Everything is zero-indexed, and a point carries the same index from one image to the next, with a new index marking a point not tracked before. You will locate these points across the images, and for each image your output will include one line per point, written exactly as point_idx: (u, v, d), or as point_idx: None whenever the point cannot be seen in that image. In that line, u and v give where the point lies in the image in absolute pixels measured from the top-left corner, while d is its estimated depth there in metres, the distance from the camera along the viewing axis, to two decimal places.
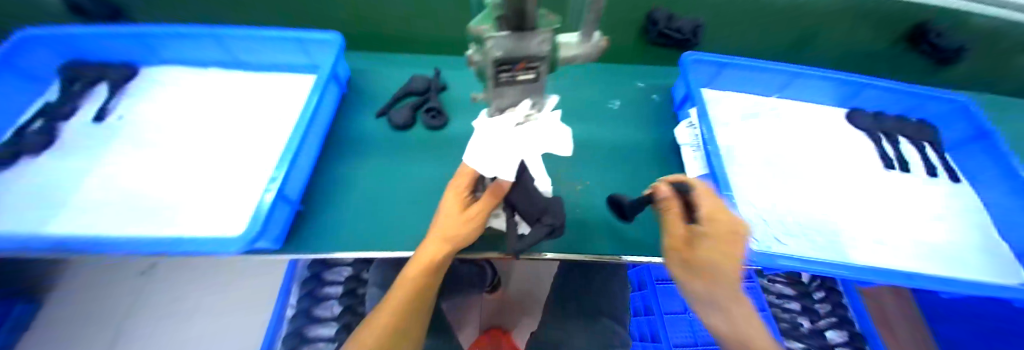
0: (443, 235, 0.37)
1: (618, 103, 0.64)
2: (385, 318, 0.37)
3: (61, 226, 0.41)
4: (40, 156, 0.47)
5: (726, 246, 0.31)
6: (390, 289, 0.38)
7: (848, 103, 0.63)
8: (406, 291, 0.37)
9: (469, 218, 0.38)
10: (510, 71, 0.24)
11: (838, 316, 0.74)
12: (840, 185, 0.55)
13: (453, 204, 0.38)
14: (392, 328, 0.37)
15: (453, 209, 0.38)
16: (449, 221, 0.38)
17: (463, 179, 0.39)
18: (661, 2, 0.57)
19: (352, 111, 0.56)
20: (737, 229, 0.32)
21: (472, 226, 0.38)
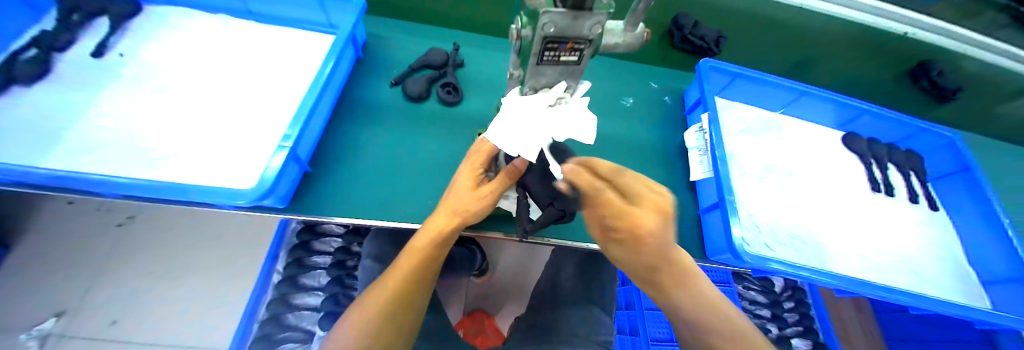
0: (453, 209, 0.37)
1: (630, 101, 0.64)
2: (388, 288, 0.36)
3: (57, 163, 0.39)
4: (35, 88, 0.45)
5: (637, 259, 0.29)
6: (396, 257, 0.39)
7: (845, 127, 0.66)
8: (413, 262, 0.38)
9: (481, 195, 0.36)
10: (555, 50, 0.24)
11: (804, 326, 0.78)
12: (835, 204, 0.57)
13: (467, 178, 0.38)
14: (395, 297, 0.36)
15: (467, 184, 0.37)
16: (461, 196, 0.37)
17: (480, 155, 0.38)
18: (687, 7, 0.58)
19: (366, 78, 0.55)
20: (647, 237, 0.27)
21: (485, 204, 0.37)
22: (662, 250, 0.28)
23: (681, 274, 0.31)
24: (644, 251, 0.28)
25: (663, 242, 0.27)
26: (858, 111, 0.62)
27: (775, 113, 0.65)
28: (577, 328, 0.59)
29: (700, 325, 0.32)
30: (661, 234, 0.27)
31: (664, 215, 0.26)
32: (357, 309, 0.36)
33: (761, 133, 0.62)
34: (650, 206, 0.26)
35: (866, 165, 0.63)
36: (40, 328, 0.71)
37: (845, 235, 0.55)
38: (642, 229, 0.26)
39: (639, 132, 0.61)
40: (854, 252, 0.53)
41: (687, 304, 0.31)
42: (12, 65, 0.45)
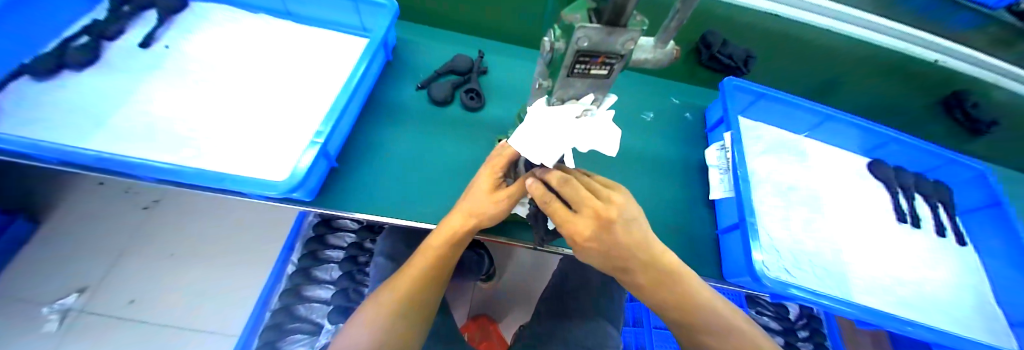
0: (469, 210, 0.37)
1: (650, 116, 0.64)
2: (403, 286, 0.37)
3: (102, 145, 0.41)
4: (86, 72, 0.48)
5: (597, 259, 0.32)
6: (412, 255, 0.40)
7: (869, 154, 0.65)
8: (428, 260, 0.38)
9: (497, 199, 0.36)
10: (586, 64, 0.24)
11: None
12: (857, 233, 0.56)
13: (485, 182, 0.37)
14: (409, 293, 0.37)
15: (485, 187, 0.37)
16: (478, 198, 0.37)
17: (500, 159, 0.37)
18: (716, 26, 0.59)
19: (393, 79, 0.57)
20: (586, 242, 0.30)
21: (501, 207, 0.37)
22: (612, 252, 0.30)
23: (650, 276, 0.32)
24: (587, 250, 0.32)
25: (608, 244, 0.30)
26: (884, 138, 0.60)
27: (800, 136, 0.64)
28: (584, 338, 0.58)
29: (676, 318, 0.35)
30: (603, 238, 0.29)
31: (602, 221, 0.29)
32: (372, 304, 0.37)
33: (783, 155, 0.61)
34: (589, 214, 0.29)
35: (891, 194, 0.61)
36: (62, 303, 0.74)
37: (867, 264, 0.53)
38: (579, 232, 0.30)
39: (657, 146, 0.61)
40: (875, 283, 0.52)
41: (660, 302, 0.34)
42: (67, 49, 0.48)
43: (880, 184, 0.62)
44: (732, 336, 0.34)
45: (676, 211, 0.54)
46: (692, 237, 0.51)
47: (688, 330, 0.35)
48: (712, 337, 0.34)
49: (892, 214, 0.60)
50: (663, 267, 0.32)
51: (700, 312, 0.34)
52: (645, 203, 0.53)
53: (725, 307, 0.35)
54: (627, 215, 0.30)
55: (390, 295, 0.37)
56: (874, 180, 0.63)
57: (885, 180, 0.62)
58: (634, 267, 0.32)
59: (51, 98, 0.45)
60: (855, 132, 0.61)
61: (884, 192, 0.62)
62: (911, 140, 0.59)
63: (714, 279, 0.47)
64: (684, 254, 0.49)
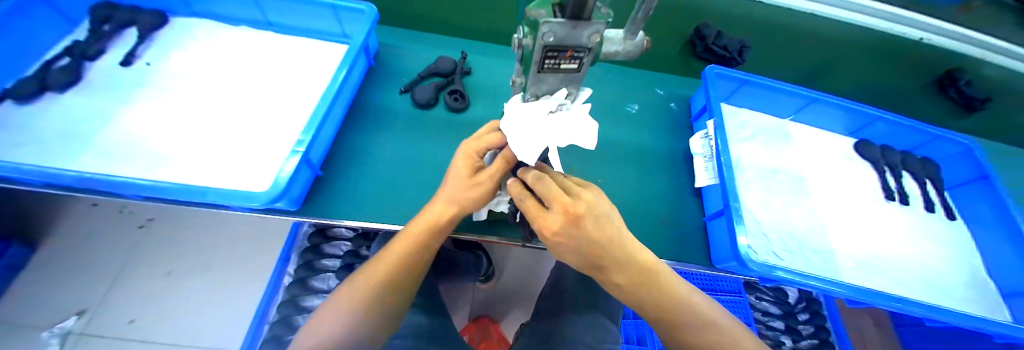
0: (450, 196, 0.37)
1: (635, 108, 0.65)
2: (376, 275, 0.36)
3: (85, 167, 0.41)
4: (67, 94, 0.47)
5: (572, 256, 0.32)
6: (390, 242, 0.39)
7: (855, 134, 0.65)
8: (405, 242, 0.37)
9: (478, 182, 0.36)
10: (555, 58, 0.25)
11: (820, 339, 0.76)
12: (846, 213, 0.56)
13: (463, 167, 0.36)
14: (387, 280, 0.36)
15: (463, 173, 0.36)
16: (458, 185, 0.37)
17: (477, 143, 0.36)
18: (708, 18, 0.60)
19: (375, 85, 0.57)
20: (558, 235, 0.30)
21: (482, 191, 0.37)
22: (583, 247, 0.30)
23: (628, 274, 0.32)
24: (558, 247, 0.32)
25: (579, 240, 0.30)
26: (869, 118, 0.61)
27: (785, 120, 0.64)
28: (580, 331, 0.59)
29: (656, 315, 0.34)
30: (573, 234, 0.29)
31: (570, 217, 0.29)
32: (343, 292, 0.36)
33: (769, 140, 0.61)
34: (558, 211, 0.29)
35: (878, 172, 0.62)
36: (62, 326, 0.74)
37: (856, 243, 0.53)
38: (549, 227, 0.30)
39: (643, 137, 0.61)
40: (865, 262, 0.52)
41: (638, 299, 0.34)
42: (47, 72, 0.47)
43: (868, 165, 0.63)
44: (708, 329, 0.34)
45: (664, 200, 0.54)
46: (680, 225, 0.52)
47: (668, 326, 0.34)
48: (694, 332, 0.34)
49: (880, 192, 0.60)
50: (640, 264, 0.32)
51: (677, 305, 0.34)
52: (632, 194, 0.54)
53: (705, 303, 0.36)
54: (597, 212, 0.30)
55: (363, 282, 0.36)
56: (862, 160, 0.63)
57: (871, 159, 0.63)
58: (609, 264, 0.31)
59: (32, 122, 0.44)
60: (840, 113, 0.61)
61: (871, 171, 0.62)
62: (894, 118, 0.59)
63: (702, 266, 0.48)
64: (672, 243, 0.49)
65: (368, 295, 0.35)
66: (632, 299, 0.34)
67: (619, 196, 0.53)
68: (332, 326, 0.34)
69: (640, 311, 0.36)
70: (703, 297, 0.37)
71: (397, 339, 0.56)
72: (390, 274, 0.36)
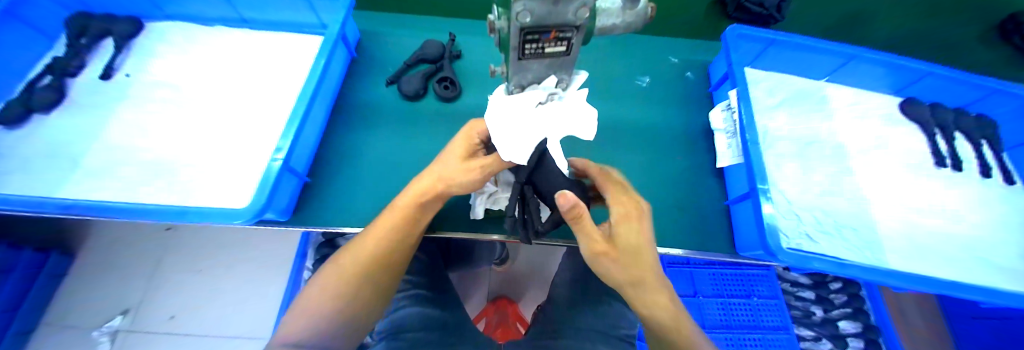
0: (439, 175, 0.34)
1: (647, 81, 0.57)
2: (365, 251, 0.34)
3: (77, 190, 0.40)
4: (53, 115, 0.46)
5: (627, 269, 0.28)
6: (379, 215, 0.36)
7: (899, 92, 0.56)
8: (396, 217, 0.35)
9: (468, 168, 0.33)
10: (537, 42, 0.20)
11: (854, 307, 0.73)
12: (892, 186, 0.50)
13: (460, 147, 0.34)
14: (377, 255, 0.34)
15: (457, 152, 0.34)
16: (450, 164, 0.34)
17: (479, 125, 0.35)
18: None
19: (361, 78, 0.53)
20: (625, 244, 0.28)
21: (472, 177, 0.33)
22: (638, 257, 0.28)
23: (651, 283, 0.29)
24: (621, 235, 0.28)
25: (636, 247, 0.28)
26: (917, 73, 0.51)
27: (820, 83, 0.56)
28: (597, 318, 0.58)
29: (660, 333, 0.30)
30: (636, 241, 0.28)
31: (632, 221, 0.29)
32: (327, 272, 0.33)
33: (803, 106, 0.54)
34: (621, 215, 0.29)
35: (929, 135, 0.54)
36: (110, 325, 0.74)
37: (902, 220, 0.47)
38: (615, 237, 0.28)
39: (658, 114, 0.55)
40: (915, 240, 0.45)
41: (643, 309, 0.30)
42: (32, 93, 0.46)
43: (916, 127, 0.55)
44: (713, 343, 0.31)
45: (680, 182, 0.49)
46: (698, 210, 0.47)
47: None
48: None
49: (930, 159, 0.52)
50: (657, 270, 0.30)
51: (686, 327, 0.29)
52: (645, 181, 0.49)
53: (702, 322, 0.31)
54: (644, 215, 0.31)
55: (351, 257, 0.33)
56: (909, 122, 0.55)
57: (920, 120, 0.55)
58: (636, 266, 0.28)
59: (18, 147, 0.43)
60: (884, 71, 0.53)
61: (919, 135, 0.54)
62: (952, 74, 0.49)
63: (725, 255, 0.44)
64: (688, 231, 0.45)
65: (355, 271, 0.32)
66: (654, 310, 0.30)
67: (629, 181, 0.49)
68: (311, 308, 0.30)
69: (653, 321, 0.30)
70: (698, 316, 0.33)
71: (409, 333, 0.53)
72: (380, 251, 0.34)
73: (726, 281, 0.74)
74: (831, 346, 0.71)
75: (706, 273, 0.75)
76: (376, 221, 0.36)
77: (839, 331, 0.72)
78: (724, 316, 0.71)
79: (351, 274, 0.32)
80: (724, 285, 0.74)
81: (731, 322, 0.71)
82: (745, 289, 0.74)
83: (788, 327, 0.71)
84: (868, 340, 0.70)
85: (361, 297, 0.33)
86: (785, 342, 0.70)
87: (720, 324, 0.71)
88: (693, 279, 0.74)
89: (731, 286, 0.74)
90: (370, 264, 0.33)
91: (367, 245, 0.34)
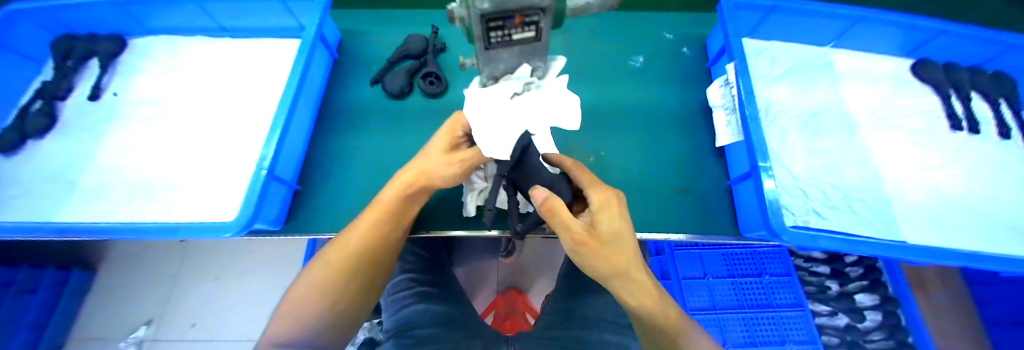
0: (422, 170, 0.34)
1: (641, 60, 0.55)
2: (351, 247, 0.34)
3: (74, 212, 0.41)
4: (47, 140, 0.46)
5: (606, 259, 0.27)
6: (364, 211, 0.37)
7: (912, 53, 0.53)
8: (380, 212, 0.35)
9: (451, 161, 0.32)
10: (501, 29, 0.18)
11: (871, 279, 0.71)
12: (908, 154, 0.47)
13: (441, 141, 0.34)
14: (361, 250, 0.34)
15: (440, 146, 0.33)
16: (432, 158, 0.33)
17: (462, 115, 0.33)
18: None
19: (346, 79, 0.52)
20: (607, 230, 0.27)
21: (456, 170, 0.33)
22: (620, 245, 0.27)
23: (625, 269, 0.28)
24: (602, 223, 0.27)
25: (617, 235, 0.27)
26: (930, 32, 0.48)
27: (826, 49, 0.53)
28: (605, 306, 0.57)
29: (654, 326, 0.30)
30: (617, 228, 0.27)
31: (611, 209, 0.28)
32: (313, 268, 0.34)
33: (807, 75, 0.51)
34: (599, 202, 0.28)
35: (943, 96, 0.51)
36: (134, 336, 0.76)
37: (922, 188, 0.44)
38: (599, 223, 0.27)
39: (654, 95, 0.52)
40: (936, 207, 0.42)
41: (638, 304, 0.30)
42: (24, 120, 0.46)
43: (929, 90, 0.51)
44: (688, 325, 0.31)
45: (678, 165, 0.47)
46: (699, 193, 0.45)
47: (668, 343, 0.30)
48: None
49: (946, 122, 0.49)
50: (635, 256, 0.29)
51: (674, 314, 0.31)
52: (642, 166, 0.47)
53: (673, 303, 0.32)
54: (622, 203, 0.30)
55: (336, 254, 0.34)
56: (923, 84, 0.52)
57: (933, 82, 0.51)
58: (619, 255, 0.27)
59: (14, 173, 0.43)
60: (896, 31, 0.49)
61: (935, 97, 0.51)
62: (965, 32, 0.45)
63: (728, 237, 0.42)
64: (688, 214, 0.44)
65: (340, 267, 0.33)
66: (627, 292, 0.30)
67: (625, 167, 0.47)
68: (298, 307, 0.31)
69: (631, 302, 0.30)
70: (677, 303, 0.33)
71: (415, 330, 0.53)
72: (364, 246, 0.34)
73: (736, 260, 0.73)
74: (847, 320, 0.70)
75: (715, 253, 0.74)
76: (360, 218, 0.36)
77: (855, 305, 0.70)
78: (736, 297, 0.70)
79: (334, 270, 0.33)
80: (735, 264, 0.73)
81: (743, 301, 0.70)
82: (757, 267, 0.72)
83: (802, 303, 0.69)
84: (885, 313, 0.68)
85: (344, 295, 0.33)
86: (802, 318, 0.68)
87: (731, 304, 0.70)
88: (702, 260, 0.73)
89: (742, 265, 0.72)
90: (354, 260, 0.34)
91: (351, 243, 0.34)
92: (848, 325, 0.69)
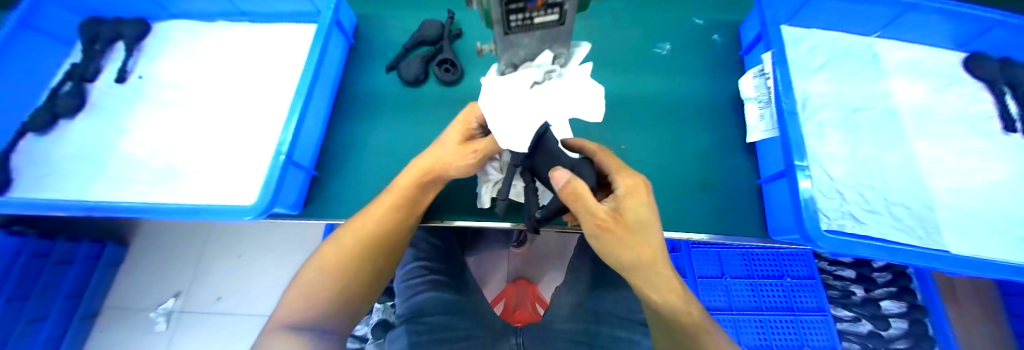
0: (434, 162, 0.34)
1: (667, 48, 0.51)
2: (363, 230, 0.34)
3: (105, 191, 0.42)
4: (77, 119, 0.48)
5: (628, 248, 0.26)
6: (380, 195, 0.37)
7: (962, 45, 0.47)
8: (394, 196, 0.35)
9: (463, 154, 0.32)
10: (522, 11, 0.17)
11: (898, 286, 0.67)
12: (972, 155, 0.42)
13: (456, 132, 0.33)
14: (371, 235, 0.34)
15: (454, 137, 0.32)
16: (447, 149, 0.33)
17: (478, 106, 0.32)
18: None
19: (362, 65, 0.52)
20: (631, 218, 0.25)
21: (466, 163, 0.32)
22: (644, 235, 0.26)
23: (648, 265, 0.27)
24: (628, 209, 0.25)
25: (641, 223, 0.25)
26: (983, 24, 0.43)
27: (871, 39, 0.49)
28: (615, 303, 0.56)
29: (676, 322, 0.29)
30: (642, 217, 0.26)
31: (637, 195, 0.26)
32: (324, 250, 0.35)
33: (851, 67, 0.47)
34: (626, 188, 0.26)
35: (998, 95, 0.45)
36: (164, 307, 0.81)
37: (983, 194, 0.39)
38: (625, 210, 0.25)
39: (680, 85, 0.49)
40: (995, 215, 0.38)
41: (659, 299, 0.29)
42: (55, 99, 0.48)
43: (982, 86, 0.45)
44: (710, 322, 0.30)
45: (703, 161, 0.45)
46: (725, 191, 0.43)
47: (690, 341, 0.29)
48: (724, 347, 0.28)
49: (998, 123, 0.43)
50: (660, 250, 0.27)
51: (696, 312, 0.30)
52: (665, 162, 0.45)
53: (695, 305, 0.30)
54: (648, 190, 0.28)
55: (349, 237, 0.34)
56: (973, 81, 0.46)
57: (986, 78, 0.45)
58: (642, 244, 0.26)
59: (47, 152, 0.45)
60: (946, 23, 0.44)
61: (986, 94, 0.45)
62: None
63: (755, 240, 0.40)
64: (711, 213, 0.42)
65: (351, 254, 0.34)
66: (648, 286, 0.29)
67: (646, 161, 0.45)
68: (310, 287, 0.32)
69: (654, 295, 0.29)
70: (698, 305, 0.31)
71: (426, 317, 0.53)
72: (375, 231, 0.35)
73: (756, 261, 0.70)
74: (871, 327, 0.66)
75: (734, 253, 0.71)
76: (375, 203, 0.36)
77: (880, 312, 0.66)
78: (754, 299, 0.68)
79: (346, 252, 0.34)
80: (755, 265, 0.70)
81: (761, 304, 0.67)
82: (778, 269, 0.70)
83: (824, 308, 0.66)
84: (913, 321, 0.65)
85: (355, 276, 0.34)
86: (824, 324, 0.66)
87: (748, 306, 0.67)
88: (720, 260, 0.71)
89: (762, 266, 0.70)
90: (366, 243, 0.34)
91: (366, 223, 0.35)
92: (872, 332, 0.66)
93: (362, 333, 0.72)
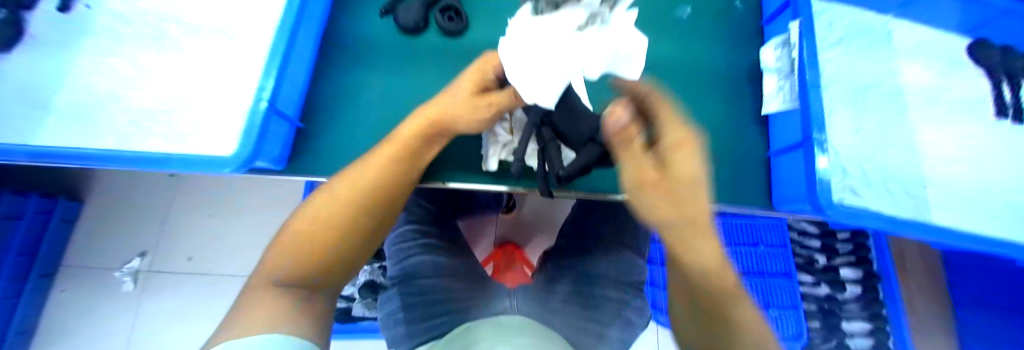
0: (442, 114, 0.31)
1: (688, 11, 0.49)
2: (357, 185, 0.32)
3: (51, 136, 0.36)
4: (15, 53, 0.38)
5: (683, 225, 0.16)
6: (378, 146, 0.34)
7: (970, 30, 0.48)
8: (395, 147, 0.33)
9: (475, 107, 0.29)
10: None
11: (858, 256, 0.73)
12: (965, 139, 0.43)
13: (467, 82, 0.30)
14: (366, 191, 0.31)
15: (465, 88, 0.30)
16: (454, 100, 0.30)
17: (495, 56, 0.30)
18: None
19: (352, 6, 0.46)
20: (682, 174, 0.16)
21: (478, 116, 0.29)
22: (700, 205, 0.16)
23: (713, 269, 0.18)
24: (677, 160, 0.17)
25: (691, 185, 0.16)
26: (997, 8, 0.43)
27: (886, 17, 0.48)
28: (605, 268, 0.57)
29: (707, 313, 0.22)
30: (694, 175, 0.17)
31: (680, 142, 0.18)
32: (314, 203, 0.32)
33: (866, 43, 0.46)
34: (673, 135, 0.18)
35: (995, 81, 0.46)
36: (130, 266, 0.76)
37: (969, 177, 0.41)
38: (678, 165, 0.17)
39: (698, 53, 0.47)
40: (978, 196, 0.40)
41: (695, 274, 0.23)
42: None
43: (982, 72, 0.47)
44: None
45: (713, 133, 0.44)
46: (733, 164, 0.43)
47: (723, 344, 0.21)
48: None
49: (991, 108, 0.45)
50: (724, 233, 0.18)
51: None
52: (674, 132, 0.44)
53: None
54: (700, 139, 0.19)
55: (343, 191, 0.32)
56: (975, 65, 0.47)
57: (986, 63, 0.47)
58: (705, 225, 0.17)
59: None
60: None
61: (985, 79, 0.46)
62: None
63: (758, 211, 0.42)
64: (717, 184, 0.43)
65: (344, 210, 0.31)
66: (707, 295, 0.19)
67: None
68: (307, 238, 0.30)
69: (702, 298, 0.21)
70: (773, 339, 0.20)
71: (421, 279, 0.53)
72: (371, 187, 0.31)
73: (734, 229, 0.74)
74: (828, 290, 0.73)
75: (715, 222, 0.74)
76: (373, 153, 0.34)
77: (840, 278, 0.72)
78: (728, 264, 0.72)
79: (339, 206, 0.31)
80: (732, 233, 0.74)
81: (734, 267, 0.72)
82: (753, 237, 0.73)
83: (791, 274, 0.72)
84: (867, 287, 0.71)
85: (354, 230, 0.31)
86: (789, 288, 0.71)
87: None
88: None
89: (739, 234, 0.74)
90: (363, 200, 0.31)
91: (362, 172, 0.32)
92: (828, 295, 0.73)
93: (349, 293, 0.71)
